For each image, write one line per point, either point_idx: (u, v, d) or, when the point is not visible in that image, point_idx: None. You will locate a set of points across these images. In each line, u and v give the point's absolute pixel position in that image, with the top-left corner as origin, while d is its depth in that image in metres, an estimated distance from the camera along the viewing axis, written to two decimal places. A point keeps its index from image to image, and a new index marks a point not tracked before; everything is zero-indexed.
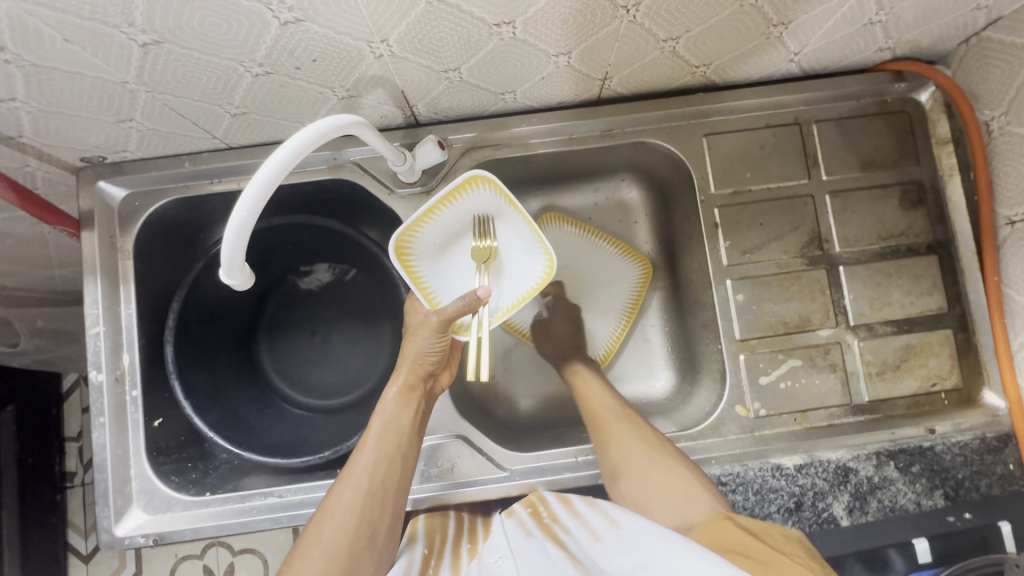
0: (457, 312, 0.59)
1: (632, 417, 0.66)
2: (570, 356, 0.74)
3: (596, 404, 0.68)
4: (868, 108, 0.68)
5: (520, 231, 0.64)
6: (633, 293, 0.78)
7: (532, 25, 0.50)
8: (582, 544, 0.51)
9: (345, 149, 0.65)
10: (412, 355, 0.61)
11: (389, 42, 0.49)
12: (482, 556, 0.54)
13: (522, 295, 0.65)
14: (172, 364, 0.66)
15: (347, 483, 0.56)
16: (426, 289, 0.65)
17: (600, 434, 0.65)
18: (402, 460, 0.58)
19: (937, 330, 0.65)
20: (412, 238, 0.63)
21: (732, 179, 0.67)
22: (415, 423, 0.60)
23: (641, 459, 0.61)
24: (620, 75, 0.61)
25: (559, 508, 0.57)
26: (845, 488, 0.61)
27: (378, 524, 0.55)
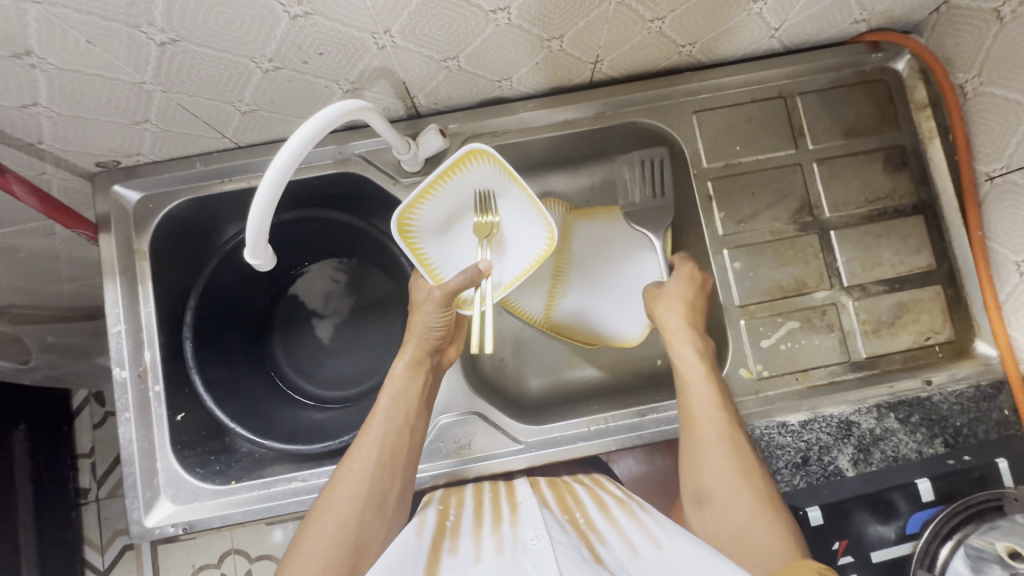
0: (459, 285, 0.60)
1: (733, 441, 0.59)
2: (676, 336, 0.66)
3: (695, 403, 0.62)
4: (847, 79, 0.71)
5: (519, 204, 0.67)
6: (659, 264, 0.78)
7: (525, 10, 0.52)
8: (618, 553, 0.45)
9: (350, 143, 0.68)
10: (419, 330, 0.63)
11: (392, 32, 0.52)
12: (513, 528, 0.50)
13: (526, 267, 0.68)
14: (192, 359, 0.68)
15: (358, 454, 0.58)
16: (431, 266, 0.67)
17: (688, 441, 0.61)
18: (410, 431, 0.60)
19: (927, 286, 0.68)
20: (414, 215, 0.65)
21: (723, 153, 0.70)
22: (422, 397, 0.62)
23: (726, 489, 0.57)
24: (610, 57, 0.64)
25: (596, 517, 0.53)
26: (849, 441, 0.63)
27: (388, 492, 0.56)
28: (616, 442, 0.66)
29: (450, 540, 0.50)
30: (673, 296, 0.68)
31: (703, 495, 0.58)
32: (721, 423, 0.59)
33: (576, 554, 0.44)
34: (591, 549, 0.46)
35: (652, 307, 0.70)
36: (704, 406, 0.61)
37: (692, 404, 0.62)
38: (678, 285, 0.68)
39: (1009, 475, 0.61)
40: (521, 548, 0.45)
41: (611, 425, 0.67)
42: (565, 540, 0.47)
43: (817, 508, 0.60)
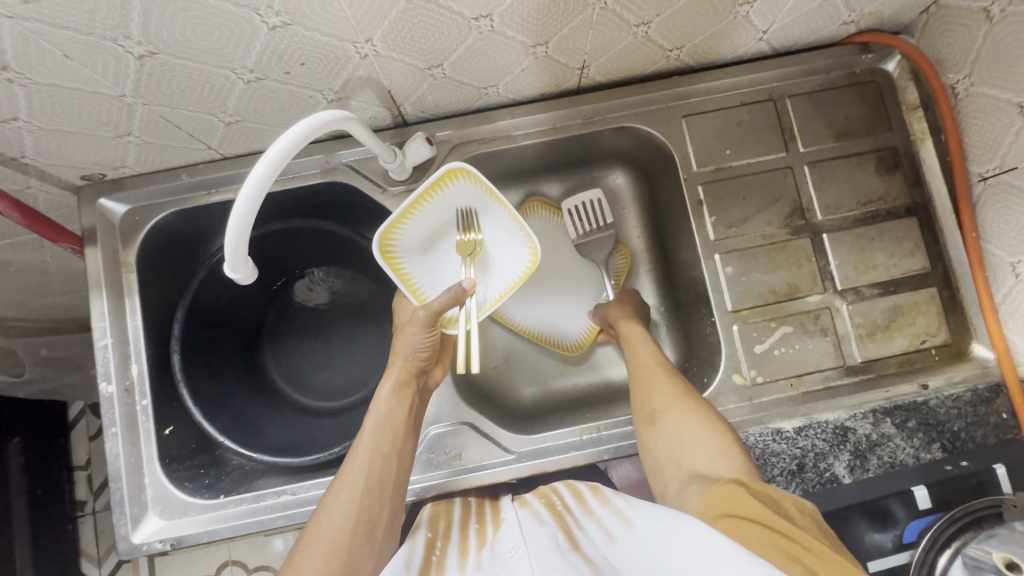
0: (443, 305, 0.60)
1: (674, 376, 0.64)
2: (624, 319, 0.72)
3: (641, 356, 0.67)
4: (838, 80, 0.70)
5: (502, 222, 0.67)
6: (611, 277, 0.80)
7: (508, 16, 0.52)
8: (596, 542, 0.46)
9: (337, 152, 0.68)
10: (404, 351, 0.63)
11: (373, 41, 0.51)
12: (493, 546, 0.51)
13: (509, 285, 0.67)
14: (181, 373, 0.68)
15: (345, 482, 0.57)
16: (414, 286, 0.66)
17: (639, 389, 0.64)
18: (398, 456, 0.59)
19: (922, 289, 0.67)
20: (396, 235, 0.64)
21: (713, 157, 0.69)
22: (409, 420, 0.61)
23: (676, 408, 0.60)
24: (597, 63, 0.64)
25: (572, 504, 0.53)
26: (845, 448, 0.62)
27: (377, 519, 0.55)
28: (608, 451, 0.66)
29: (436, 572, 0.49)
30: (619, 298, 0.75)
31: (656, 415, 0.61)
32: (661, 367, 0.65)
33: (553, 549, 0.46)
34: (570, 540, 0.48)
35: (597, 310, 0.77)
36: (645, 355, 0.67)
37: (639, 356, 0.67)
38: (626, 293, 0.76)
39: (1007, 482, 0.60)
40: (499, 561, 0.48)
41: (604, 434, 0.66)
42: (541, 535, 0.49)
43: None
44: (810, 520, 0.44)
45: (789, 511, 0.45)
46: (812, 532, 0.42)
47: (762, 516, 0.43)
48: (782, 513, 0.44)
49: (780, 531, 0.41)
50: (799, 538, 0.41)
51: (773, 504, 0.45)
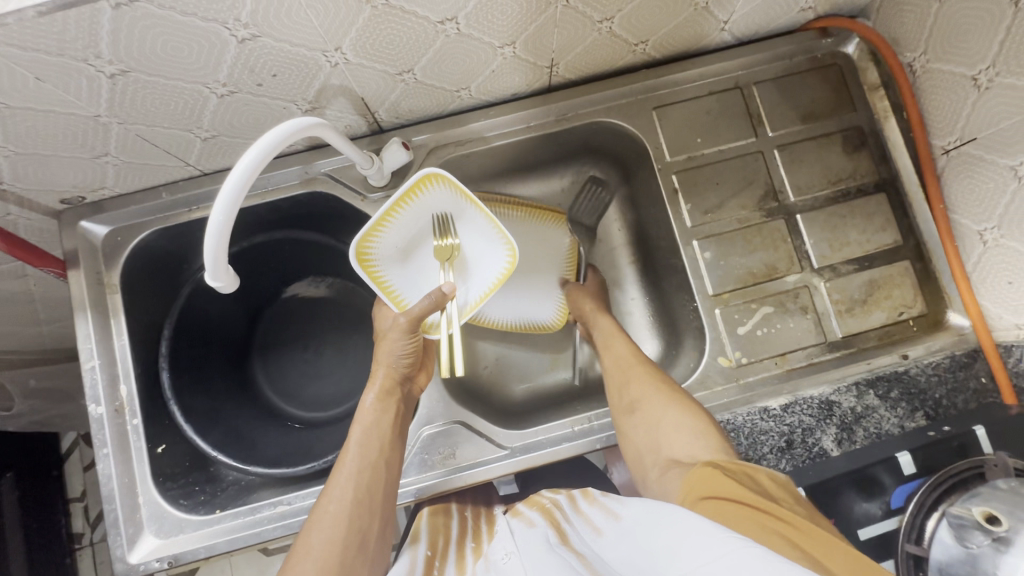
0: (425, 311, 0.61)
1: (648, 367, 0.65)
2: (594, 314, 0.74)
3: (614, 350, 0.69)
4: (800, 65, 0.72)
5: (479, 226, 0.67)
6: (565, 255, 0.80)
7: (473, 19, 0.53)
8: (584, 535, 0.48)
9: (315, 162, 0.69)
10: (386, 358, 0.64)
11: (343, 50, 0.52)
12: (487, 556, 0.55)
13: (488, 288, 0.68)
14: (170, 390, 0.69)
15: (332, 494, 0.57)
16: (393, 293, 0.66)
17: (615, 381, 0.66)
18: (386, 463, 0.59)
19: (896, 263, 0.69)
20: (372, 243, 0.63)
21: (685, 146, 0.71)
22: (395, 426, 0.62)
23: (653, 397, 0.61)
24: (565, 60, 0.65)
25: (565, 505, 0.56)
26: (831, 421, 0.63)
27: (368, 530, 0.56)
28: (600, 441, 0.66)
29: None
30: (585, 291, 0.77)
31: (635, 405, 0.62)
32: (635, 359, 0.67)
33: (544, 547, 0.46)
34: (560, 536, 0.49)
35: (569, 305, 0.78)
36: (618, 348, 0.69)
37: (613, 350, 0.69)
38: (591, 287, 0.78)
39: (987, 441, 0.61)
40: (494, 569, 0.50)
41: (595, 424, 0.67)
42: (532, 538, 0.50)
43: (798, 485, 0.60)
44: (785, 492, 0.46)
45: (764, 485, 0.46)
46: (789, 506, 0.43)
47: (735, 492, 0.44)
48: (756, 486, 0.45)
49: (758, 507, 0.42)
50: (774, 509, 0.42)
51: (743, 477, 0.47)
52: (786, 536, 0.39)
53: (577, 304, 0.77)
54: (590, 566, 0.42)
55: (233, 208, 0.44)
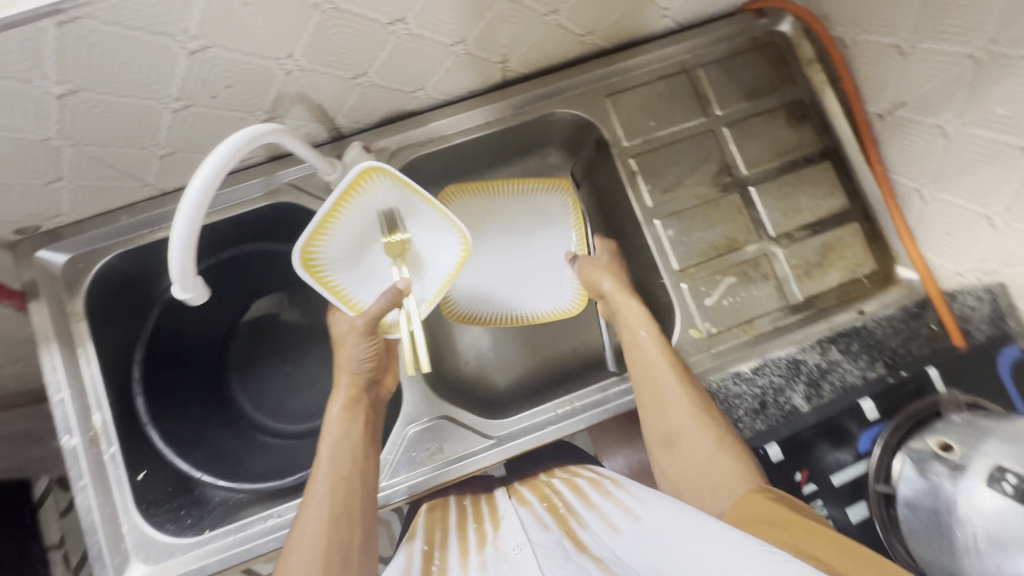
0: (382, 309, 0.62)
1: (687, 383, 0.62)
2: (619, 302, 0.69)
3: (646, 358, 0.64)
4: (741, 45, 0.76)
5: (428, 218, 0.68)
6: (574, 225, 0.82)
7: (422, 19, 0.55)
8: (599, 533, 0.51)
9: (277, 173, 0.69)
10: (348, 364, 0.64)
11: (295, 56, 0.53)
12: (495, 543, 0.54)
13: (444, 280, 0.69)
14: (147, 416, 0.69)
15: (308, 514, 0.56)
16: (347, 297, 0.67)
17: (647, 399, 0.63)
18: (360, 475, 0.59)
19: (845, 225, 0.73)
20: (318, 247, 0.63)
21: (639, 130, 0.74)
22: (366, 435, 0.62)
23: (692, 429, 0.59)
24: (516, 55, 0.67)
25: (575, 502, 0.58)
26: (799, 379, 0.65)
27: (350, 546, 0.56)
28: (584, 421, 0.68)
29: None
30: (599, 265, 0.73)
31: (672, 437, 0.61)
32: (672, 366, 0.63)
33: (558, 550, 0.48)
34: (574, 536, 0.51)
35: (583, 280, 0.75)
36: (648, 353, 0.64)
37: (644, 358, 0.65)
38: (602, 257, 0.74)
39: (940, 380, 0.64)
40: (504, 561, 0.50)
41: (577, 405, 0.68)
42: (547, 538, 0.51)
43: (772, 441, 0.63)
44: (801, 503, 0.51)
45: (794, 504, 0.50)
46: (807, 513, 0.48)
47: (769, 513, 0.49)
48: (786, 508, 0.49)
49: (785, 523, 0.46)
50: (796, 521, 0.46)
51: (776, 500, 0.50)
52: (797, 543, 0.43)
53: (592, 282, 0.73)
54: (604, 566, 0.44)
55: (190, 227, 0.44)
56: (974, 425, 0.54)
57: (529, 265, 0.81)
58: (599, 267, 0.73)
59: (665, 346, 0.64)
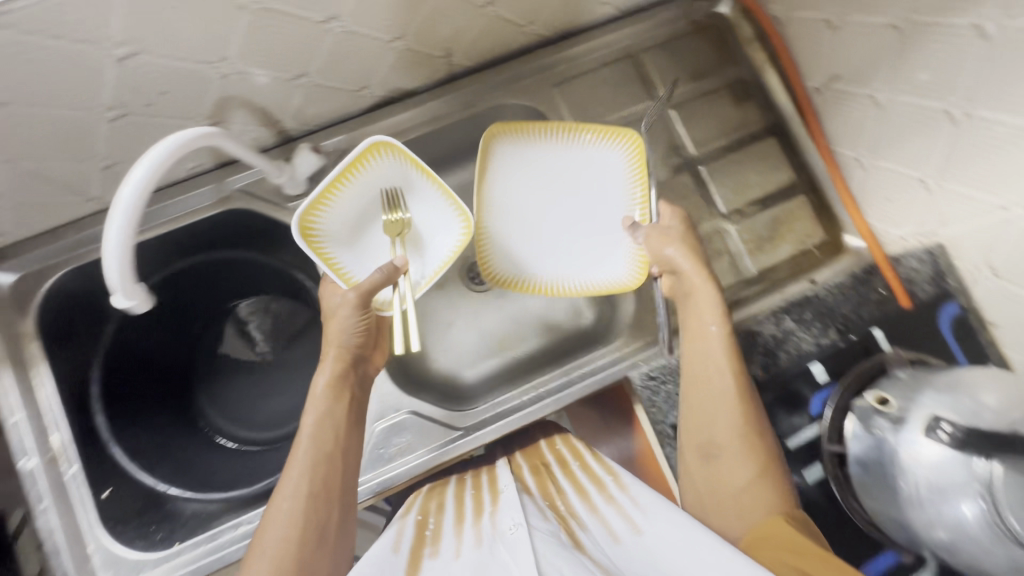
0: (376, 284, 0.61)
1: (743, 400, 0.60)
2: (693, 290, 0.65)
3: (704, 364, 0.62)
4: (683, 28, 0.77)
5: (429, 198, 0.69)
6: (636, 181, 0.71)
7: (356, 16, 0.55)
8: (598, 539, 0.50)
9: (228, 179, 0.69)
10: (337, 338, 0.63)
11: (229, 60, 0.53)
12: (493, 517, 0.55)
13: (442, 263, 0.68)
14: (109, 432, 0.67)
15: (285, 492, 0.57)
16: (340, 269, 0.67)
17: (694, 403, 0.61)
18: (342, 454, 0.59)
19: (793, 198, 0.75)
20: (316, 219, 0.64)
21: (588, 116, 0.75)
22: (350, 414, 0.62)
23: (736, 446, 0.58)
24: (460, 48, 0.68)
25: (576, 505, 0.57)
26: (755, 350, 0.67)
27: (327, 524, 0.56)
28: (550, 405, 0.69)
29: (430, 546, 0.54)
30: (672, 237, 0.66)
31: (711, 449, 0.59)
32: (734, 376, 0.60)
33: (558, 545, 0.47)
34: (573, 535, 0.50)
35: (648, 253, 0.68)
36: (710, 356, 0.62)
37: (701, 362, 0.62)
38: (677, 228, 0.67)
39: (885, 340, 0.66)
40: (500, 539, 0.50)
41: (542, 389, 0.70)
42: (545, 528, 0.50)
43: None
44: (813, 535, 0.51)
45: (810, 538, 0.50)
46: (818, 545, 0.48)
47: (788, 541, 0.48)
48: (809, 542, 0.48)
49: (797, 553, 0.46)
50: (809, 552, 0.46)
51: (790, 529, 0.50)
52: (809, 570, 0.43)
53: (661, 255, 0.66)
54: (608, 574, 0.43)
55: (126, 238, 0.44)
56: (926, 376, 0.51)
57: (580, 226, 0.74)
58: (669, 239, 0.66)
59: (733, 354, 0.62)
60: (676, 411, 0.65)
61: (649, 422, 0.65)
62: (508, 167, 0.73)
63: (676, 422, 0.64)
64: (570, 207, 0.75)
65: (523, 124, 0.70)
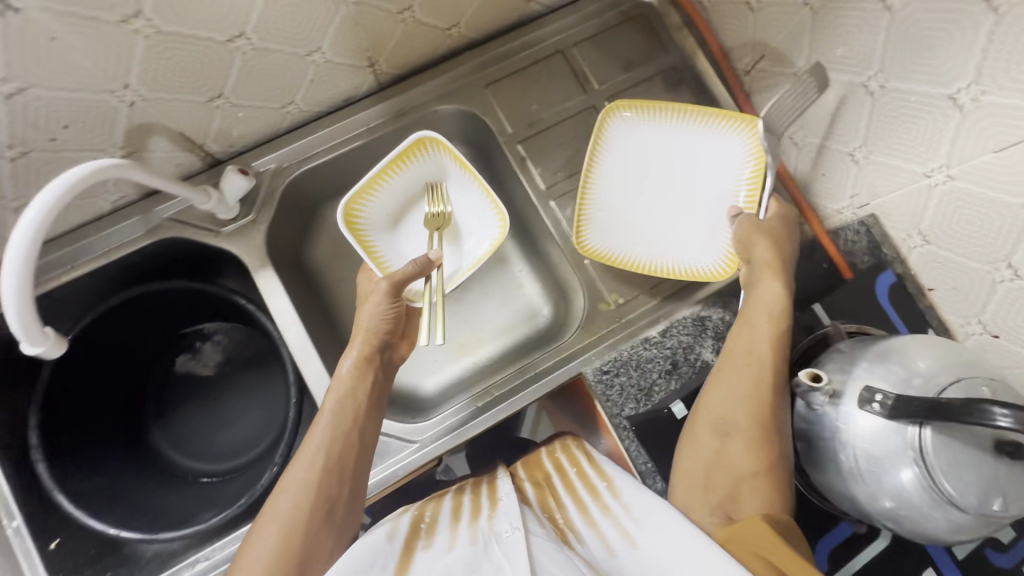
0: (409, 275, 0.63)
1: (767, 387, 0.55)
2: (760, 276, 0.61)
3: (744, 347, 0.58)
4: (611, 19, 0.77)
5: (469, 193, 0.71)
6: (750, 171, 0.69)
7: (262, 31, 0.54)
8: (595, 553, 0.48)
9: (155, 209, 0.67)
10: (365, 323, 0.63)
11: (133, 86, 0.52)
12: (490, 518, 0.52)
13: (479, 257, 0.70)
14: (52, 481, 0.62)
15: (302, 460, 0.55)
16: (379, 257, 0.70)
17: (719, 386, 0.58)
18: (359, 435, 0.58)
19: None
20: (360, 208, 0.68)
21: (523, 115, 0.75)
22: (371, 396, 0.60)
23: (753, 431, 0.53)
24: (383, 56, 0.67)
25: (574, 515, 0.54)
26: (707, 334, 0.67)
27: (337, 499, 0.54)
28: (506, 407, 0.68)
29: (425, 538, 0.52)
30: (764, 230, 0.63)
31: (727, 430, 0.55)
32: (771, 362, 0.56)
33: (559, 552, 0.46)
34: (569, 546, 0.49)
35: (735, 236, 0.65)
36: (754, 343, 0.58)
37: (747, 341, 0.58)
38: (770, 221, 0.64)
39: (824, 314, 0.67)
40: (495, 539, 0.48)
41: (498, 393, 0.69)
42: (541, 533, 0.49)
43: (679, 400, 0.65)
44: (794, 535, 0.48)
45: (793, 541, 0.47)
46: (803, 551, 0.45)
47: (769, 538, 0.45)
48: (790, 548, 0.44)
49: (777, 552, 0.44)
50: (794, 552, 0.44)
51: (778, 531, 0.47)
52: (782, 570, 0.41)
53: (746, 245, 0.63)
54: None
55: (22, 288, 0.44)
56: (866, 347, 0.51)
57: (674, 212, 0.72)
58: (757, 229, 0.63)
59: (782, 346, 0.57)
60: (630, 403, 0.65)
61: (605, 415, 0.65)
62: (643, 141, 0.72)
63: (631, 414, 0.64)
64: (667, 194, 0.72)
65: (674, 107, 0.70)
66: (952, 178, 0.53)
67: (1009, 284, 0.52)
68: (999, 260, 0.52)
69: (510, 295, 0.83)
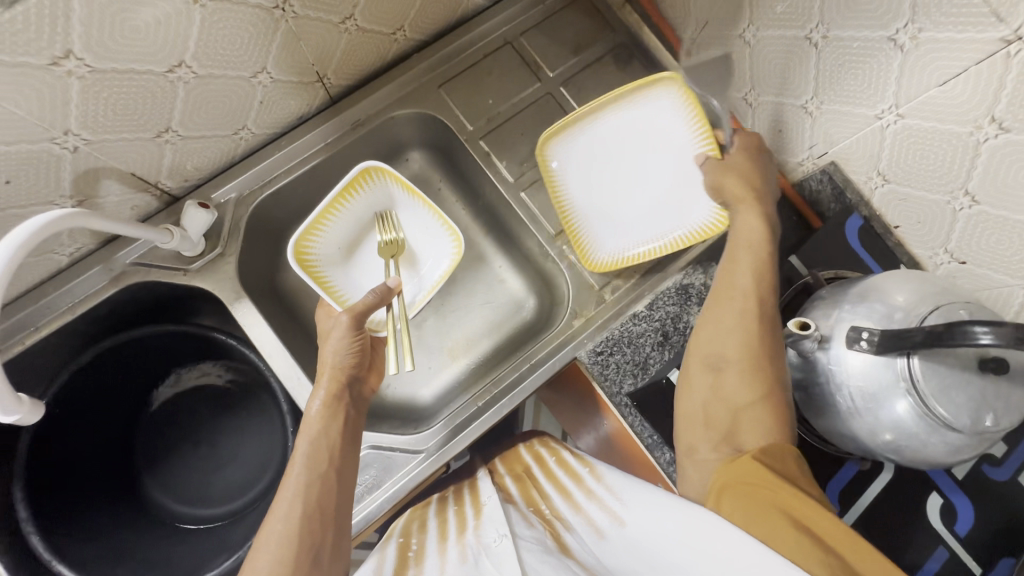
0: (368, 306, 0.62)
1: (754, 316, 0.56)
2: (739, 203, 0.62)
3: (736, 280, 0.58)
4: (555, 5, 0.77)
5: (421, 218, 0.72)
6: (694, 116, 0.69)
7: (203, 58, 0.53)
8: (584, 539, 0.48)
9: (115, 256, 0.64)
10: (330, 359, 0.61)
11: (73, 131, 0.50)
12: (475, 532, 0.51)
13: (436, 281, 0.72)
14: (49, 552, 0.60)
15: (278, 512, 0.53)
16: (335, 291, 0.70)
17: (709, 318, 0.59)
18: (337, 475, 0.56)
19: None
20: (310, 245, 0.67)
21: (481, 110, 0.74)
22: (345, 434, 0.58)
23: (750, 358, 0.54)
24: (332, 69, 0.66)
25: (561, 506, 0.54)
26: (692, 301, 0.68)
27: (322, 544, 0.52)
28: (506, 402, 0.68)
29: (414, 565, 0.50)
30: (731, 169, 0.64)
31: (720, 364, 0.56)
32: (756, 295, 0.57)
33: (542, 549, 0.46)
34: (558, 537, 0.48)
35: (705, 182, 0.67)
36: (738, 278, 0.58)
37: (733, 276, 0.59)
38: (736, 157, 0.65)
39: (800, 263, 0.69)
40: (483, 551, 0.47)
41: (497, 390, 0.68)
42: (530, 533, 0.49)
43: (676, 368, 0.66)
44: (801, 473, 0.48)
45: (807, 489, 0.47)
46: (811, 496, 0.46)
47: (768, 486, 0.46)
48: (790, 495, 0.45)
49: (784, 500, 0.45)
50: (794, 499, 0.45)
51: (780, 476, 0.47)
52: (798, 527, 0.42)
53: (718, 187, 0.65)
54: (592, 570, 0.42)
55: None
56: (845, 291, 0.53)
57: (636, 192, 0.73)
58: (731, 169, 0.64)
59: (765, 275, 0.58)
60: (628, 379, 0.66)
61: (606, 395, 0.66)
62: (595, 137, 0.72)
63: (631, 390, 0.65)
64: (628, 176, 0.73)
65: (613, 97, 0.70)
66: (902, 117, 0.55)
67: (968, 211, 0.54)
68: (956, 188, 0.54)
69: (494, 292, 0.82)
